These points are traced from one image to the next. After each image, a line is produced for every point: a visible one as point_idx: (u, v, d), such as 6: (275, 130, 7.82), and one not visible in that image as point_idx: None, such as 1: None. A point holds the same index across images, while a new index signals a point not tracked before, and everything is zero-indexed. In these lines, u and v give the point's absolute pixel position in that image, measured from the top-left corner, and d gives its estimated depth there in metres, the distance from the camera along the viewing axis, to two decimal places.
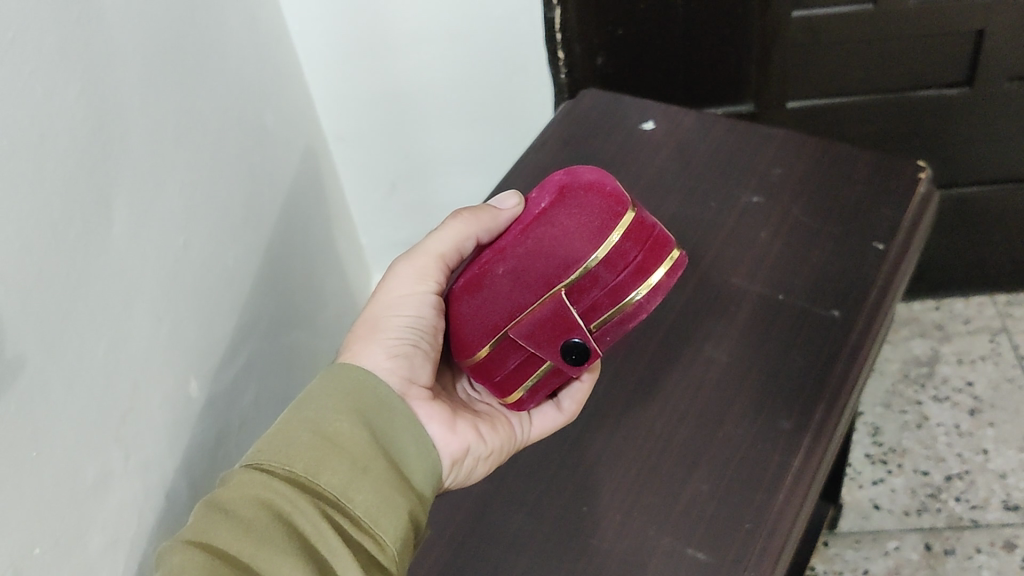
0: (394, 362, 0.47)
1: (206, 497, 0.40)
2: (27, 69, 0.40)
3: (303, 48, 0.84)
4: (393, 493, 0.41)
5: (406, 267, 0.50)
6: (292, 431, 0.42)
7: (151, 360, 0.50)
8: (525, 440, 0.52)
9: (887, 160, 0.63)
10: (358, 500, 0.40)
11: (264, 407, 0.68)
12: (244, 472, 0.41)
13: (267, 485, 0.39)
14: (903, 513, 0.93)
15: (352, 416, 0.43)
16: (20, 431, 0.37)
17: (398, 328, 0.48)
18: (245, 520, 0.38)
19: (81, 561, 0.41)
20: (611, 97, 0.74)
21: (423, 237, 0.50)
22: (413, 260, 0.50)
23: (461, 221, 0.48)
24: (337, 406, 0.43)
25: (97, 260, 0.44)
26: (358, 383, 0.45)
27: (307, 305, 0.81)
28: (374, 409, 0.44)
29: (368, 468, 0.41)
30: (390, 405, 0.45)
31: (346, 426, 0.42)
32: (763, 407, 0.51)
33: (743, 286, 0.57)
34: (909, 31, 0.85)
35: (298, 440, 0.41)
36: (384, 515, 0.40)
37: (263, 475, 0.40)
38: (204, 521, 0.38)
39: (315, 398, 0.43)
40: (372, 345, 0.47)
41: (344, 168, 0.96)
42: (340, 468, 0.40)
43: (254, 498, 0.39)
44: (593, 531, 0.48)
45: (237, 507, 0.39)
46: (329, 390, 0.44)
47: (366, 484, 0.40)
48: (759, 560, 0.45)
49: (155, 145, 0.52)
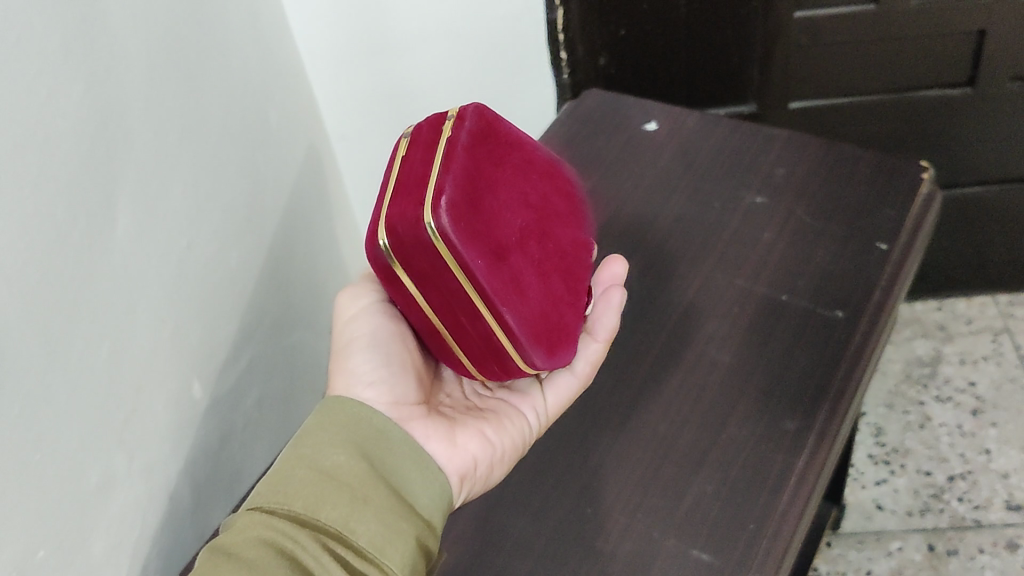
0: (377, 391, 0.47)
1: (208, 545, 0.40)
2: (33, 71, 0.40)
3: (307, 48, 0.83)
4: (397, 521, 0.40)
5: (345, 301, 0.52)
6: (291, 471, 0.42)
7: (155, 363, 0.49)
8: (545, 419, 0.52)
9: (890, 160, 0.63)
10: (360, 532, 0.39)
11: (268, 408, 0.68)
12: (246, 515, 0.41)
13: (268, 526, 0.39)
14: (906, 514, 0.93)
15: (349, 450, 0.43)
16: (26, 434, 0.38)
17: (361, 355, 0.49)
18: (246, 559, 0.37)
19: (87, 563, 0.41)
20: (615, 97, 0.74)
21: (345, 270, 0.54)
22: (348, 290, 0.52)
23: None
24: (333, 442, 0.43)
25: (98, 262, 0.44)
26: (352, 416, 0.45)
27: (311, 305, 0.81)
28: (371, 442, 0.44)
29: (368, 499, 0.41)
30: (389, 434, 0.45)
31: (343, 460, 0.42)
32: (768, 408, 0.51)
33: (747, 286, 0.57)
34: (911, 30, 0.86)
35: (297, 479, 0.41)
36: (389, 544, 0.39)
37: (264, 517, 0.40)
38: (205, 563, 0.38)
39: (312, 435, 0.44)
40: (348, 384, 0.48)
41: (348, 168, 0.95)
42: (339, 502, 0.40)
43: (255, 538, 0.39)
44: (598, 532, 0.48)
45: (238, 549, 0.38)
46: (324, 426, 0.44)
47: (367, 515, 0.40)
48: (765, 561, 0.45)
49: (159, 148, 0.52)
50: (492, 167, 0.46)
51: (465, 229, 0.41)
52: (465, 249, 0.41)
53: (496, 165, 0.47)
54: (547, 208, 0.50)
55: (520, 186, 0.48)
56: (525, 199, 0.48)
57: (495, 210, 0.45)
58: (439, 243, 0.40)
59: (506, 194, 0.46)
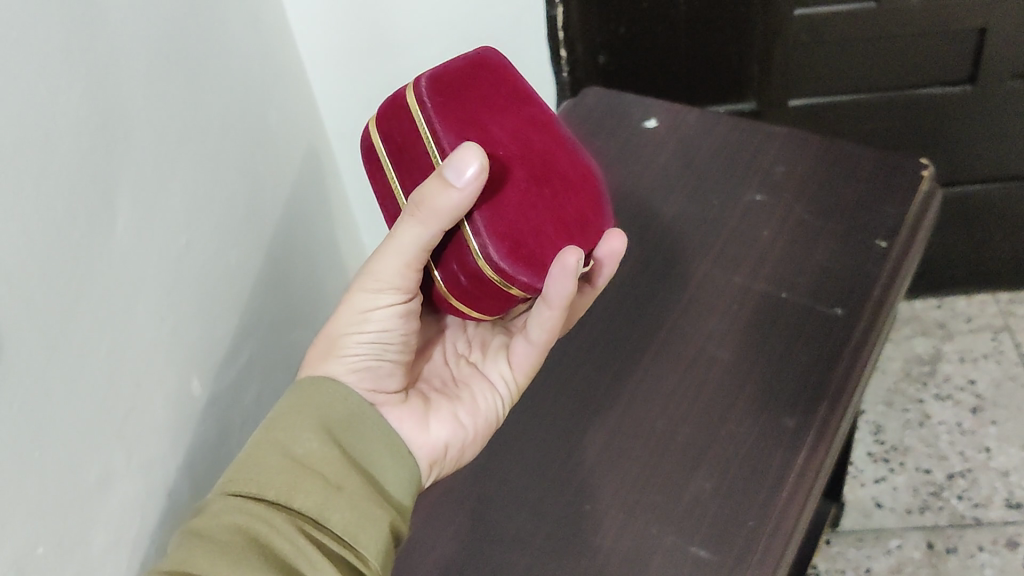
0: (359, 377, 0.47)
1: (183, 528, 0.40)
2: (34, 68, 0.40)
3: (308, 47, 0.83)
4: (370, 508, 0.41)
5: (368, 281, 0.46)
6: (263, 456, 0.42)
7: (154, 360, 0.50)
8: (514, 388, 0.52)
9: (890, 158, 0.63)
10: (335, 520, 0.40)
11: (267, 405, 0.68)
12: (219, 498, 0.41)
13: (243, 512, 0.40)
14: (905, 511, 0.93)
15: (321, 434, 0.43)
16: (26, 430, 0.38)
17: (360, 343, 0.47)
18: (223, 547, 0.38)
19: (85, 558, 0.41)
20: (614, 94, 0.74)
21: (387, 235, 0.44)
22: (375, 269, 0.45)
23: (425, 221, 0.42)
24: (306, 425, 0.43)
25: (98, 259, 0.44)
26: (325, 396, 0.45)
27: (311, 303, 0.82)
28: (344, 424, 0.44)
29: (341, 487, 0.41)
30: (363, 417, 0.45)
31: (315, 445, 0.42)
32: (767, 405, 0.51)
33: (747, 283, 0.57)
34: (912, 27, 0.85)
35: (269, 465, 0.42)
36: (363, 531, 0.40)
37: (238, 502, 0.40)
38: (182, 549, 0.39)
39: (283, 417, 0.44)
40: (334, 363, 0.47)
41: (347, 165, 0.95)
42: (314, 491, 0.41)
43: (230, 524, 0.40)
44: (596, 529, 0.48)
45: (214, 535, 0.39)
46: (297, 407, 0.44)
47: (341, 503, 0.41)
48: (763, 558, 0.45)
49: (158, 145, 0.52)
50: (503, 85, 0.48)
51: (439, 102, 0.44)
52: (434, 114, 0.44)
53: (510, 85, 0.49)
54: (563, 159, 0.48)
55: (531, 119, 0.48)
56: (529, 127, 0.47)
57: (484, 113, 0.45)
58: (414, 106, 0.44)
59: (508, 108, 0.47)
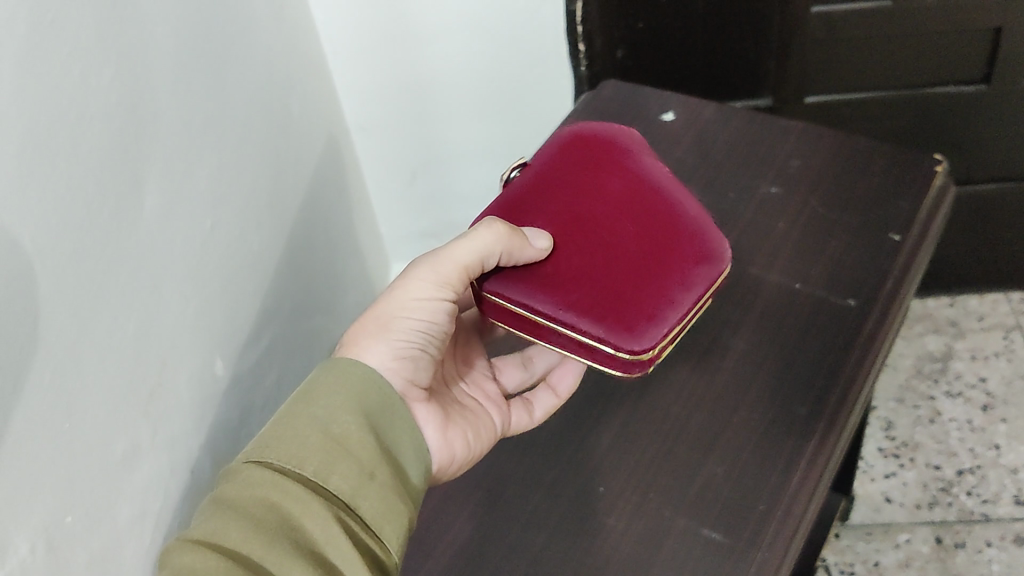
0: (400, 365, 0.48)
1: (214, 493, 0.41)
2: (67, 51, 0.42)
3: (329, 37, 0.85)
4: (398, 500, 0.43)
5: (429, 272, 0.49)
6: (301, 431, 0.43)
7: (180, 340, 0.51)
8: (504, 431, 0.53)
9: (904, 153, 0.64)
10: (365, 506, 0.41)
11: (286, 389, 0.69)
12: (253, 468, 0.42)
13: (278, 486, 0.40)
14: (915, 506, 0.93)
15: (358, 418, 0.44)
16: (58, 405, 0.39)
17: (408, 331, 0.49)
18: (257, 521, 0.39)
19: (111, 529, 0.43)
20: (631, 88, 0.75)
21: (450, 240, 0.49)
22: (438, 264, 0.49)
23: (491, 238, 0.48)
24: (346, 408, 0.44)
25: (127, 238, 0.46)
26: (367, 381, 0.46)
27: (330, 290, 0.83)
28: (379, 412, 0.45)
29: (374, 475, 0.42)
30: (395, 409, 0.46)
31: (353, 429, 0.43)
32: (780, 393, 0.52)
33: (762, 274, 0.58)
34: (929, 28, 0.86)
35: (308, 441, 0.42)
36: (389, 522, 0.42)
37: (274, 475, 0.41)
38: (215, 516, 0.40)
39: (324, 394, 0.44)
40: (379, 343, 0.48)
41: (366, 158, 0.97)
42: (349, 474, 0.42)
43: (264, 498, 0.40)
44: (609, 510, 0.49)
45: (249, 507, 0.40)
46: (341, 388, 0.45)
47: (373, 491, 0.42)
48: (773, 540, 0.46)
49: (185, 131, 0.53)
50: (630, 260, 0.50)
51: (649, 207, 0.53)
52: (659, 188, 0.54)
53: (638, 285, 0.49)
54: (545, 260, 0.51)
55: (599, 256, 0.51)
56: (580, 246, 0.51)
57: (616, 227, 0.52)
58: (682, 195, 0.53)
59: (646, 242, 0.51)
